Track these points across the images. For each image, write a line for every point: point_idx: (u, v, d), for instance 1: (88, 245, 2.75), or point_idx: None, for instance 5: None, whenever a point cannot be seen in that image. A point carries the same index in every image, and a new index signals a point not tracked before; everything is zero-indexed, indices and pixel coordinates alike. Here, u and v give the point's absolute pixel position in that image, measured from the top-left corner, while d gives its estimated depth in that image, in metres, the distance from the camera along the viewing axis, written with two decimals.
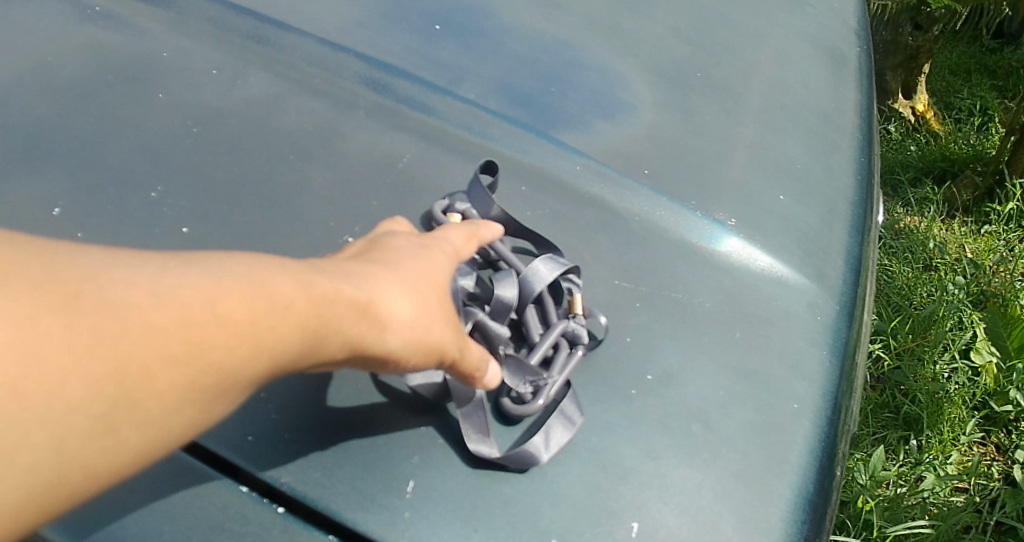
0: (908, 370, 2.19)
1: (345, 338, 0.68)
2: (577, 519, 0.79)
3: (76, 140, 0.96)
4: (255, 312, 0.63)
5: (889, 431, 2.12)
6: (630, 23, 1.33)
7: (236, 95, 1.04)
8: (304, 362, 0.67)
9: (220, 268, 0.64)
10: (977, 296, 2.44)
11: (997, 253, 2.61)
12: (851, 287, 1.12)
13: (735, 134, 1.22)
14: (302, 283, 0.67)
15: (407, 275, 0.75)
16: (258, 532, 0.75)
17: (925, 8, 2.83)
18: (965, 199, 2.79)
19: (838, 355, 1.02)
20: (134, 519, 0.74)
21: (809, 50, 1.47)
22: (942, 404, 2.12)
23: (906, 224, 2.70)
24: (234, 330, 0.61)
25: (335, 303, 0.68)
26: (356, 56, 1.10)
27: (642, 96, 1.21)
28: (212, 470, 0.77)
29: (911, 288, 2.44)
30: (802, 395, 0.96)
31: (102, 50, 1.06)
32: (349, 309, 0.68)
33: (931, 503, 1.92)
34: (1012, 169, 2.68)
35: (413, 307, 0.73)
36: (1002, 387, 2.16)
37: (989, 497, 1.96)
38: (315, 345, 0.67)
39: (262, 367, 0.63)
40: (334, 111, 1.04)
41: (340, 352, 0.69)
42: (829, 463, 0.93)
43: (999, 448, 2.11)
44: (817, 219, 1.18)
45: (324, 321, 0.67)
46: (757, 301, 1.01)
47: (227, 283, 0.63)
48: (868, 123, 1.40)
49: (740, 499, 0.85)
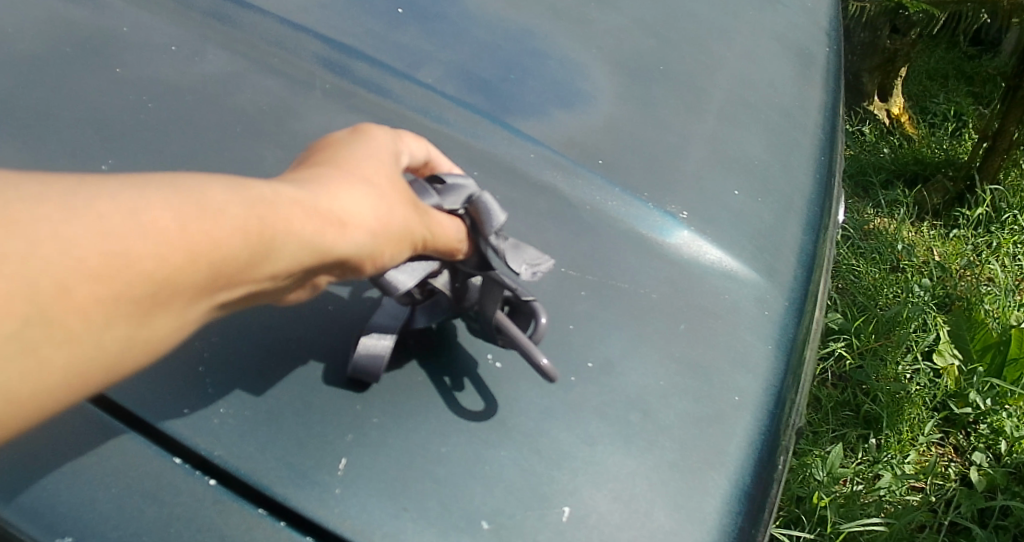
0: (870, 370, 2.23)
1: (298, 244, 0.62)
2: (509, 501, 0.80)
3: (27, 109, 0.96)
4: (186, 214, 0.55)
5: (848, 429, 2.16)
6: (597, 15, 1.34)
7: (193, 72, 1.04)
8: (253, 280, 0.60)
9: (148, 180, 0.57)
10: (943, 298, 2.48)
11: (964, 257, 2.66)
12: (800, 284, 1.15)
13: (695, 129, 1.24)
14: (239, 190, 0.59)
15: (352, 172, 0.70)
16: (190, 504, 0.75)
17: (903, 12, 2.82)
18: (935, 202, 2.84)
19: (782, 351, 1.06)
20: (65, 486, 0.75)
21: (776, 50, 1.51)
22: (902, 405, 2.16)
23: (875, 226, 2.75)
24: (173, 241, 0.54)
25: (288, 204, 0.62)
26: (316, 38, 1.10)
27: (603, 87, 1.22)
28: (148, 442, 0.78)
29: (877, 288, 2.48)
30: (743, 388, 0.99)
31: (60, 22, 1.06)
32: (300, 212, 0.62)
33: (887, 502, 1.96)
34: (982, 175, 2.71)
35: (361, 204, 0.67)
36: (962, 389, 2.19)
37: (945, 497, 2.00)
38: (264, 256, 0.59)
39: (205, 274, 0.56)
40: (291, 91, 1.05)
41: (292, 266, 0.62)
42: (766, 455, 0.96)
43: (957, 450, 2.14)
44: (771, 215, 1.21)
45: (269, 223, 0.59)
46: (704, 294, 1.04)
47: (148, 195, 0.55)
48: (828, 124, 1.44)
49: (673, 488, 0.87)
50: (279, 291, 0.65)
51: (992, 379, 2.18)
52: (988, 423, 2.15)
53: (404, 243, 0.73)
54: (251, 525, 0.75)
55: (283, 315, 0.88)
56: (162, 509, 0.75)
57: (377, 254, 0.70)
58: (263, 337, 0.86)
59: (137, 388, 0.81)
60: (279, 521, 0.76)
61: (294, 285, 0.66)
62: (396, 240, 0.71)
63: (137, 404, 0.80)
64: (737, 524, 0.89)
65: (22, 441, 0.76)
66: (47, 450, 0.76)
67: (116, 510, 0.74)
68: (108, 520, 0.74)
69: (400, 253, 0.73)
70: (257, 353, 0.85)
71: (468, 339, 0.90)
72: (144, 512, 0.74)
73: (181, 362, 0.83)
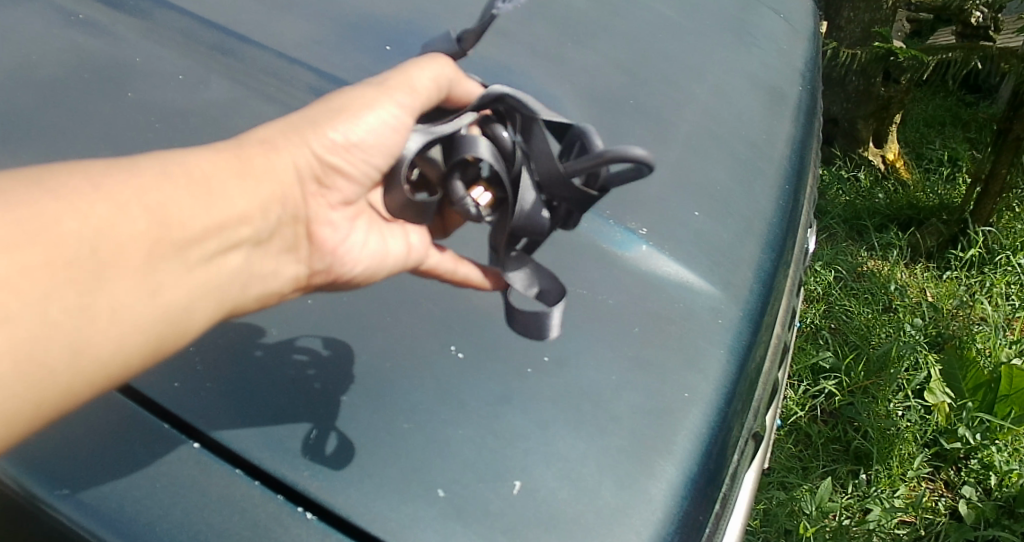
0: (861, 406, 2.30)
1: (219, 210, 0.88)
2: (464, 473, 0.91)
3: (50, 129, 1.10)
4: (110, 208, 0.79)
5: (839, 464, 2.23)
6: (572, 53, 1.45)
7: (196, 97, 1.16)
8: (200, 238, 0.85)
9: (82, 184, 0.79)
10: (935, 338, 2.55)
11: (957, 297, 2.70)
12: (755, 299, 1.25)
13: (659, 157, 1.35)
14: (153, 181, 0.83)
15: (287, 117, 1.00)
16: (175, 461, 0.91)
17: (893, 59, 2.77)
18: (929, 245, 2.91)
19: (735, 357, 1.16)
20: (73, 446, 0.92)
21: (746, 89, 1.62)
22: (893, 441, 2.22)
23: (868, 268, 2.83)
24: (96, 231, 0.77)
25: (200, 179, 0.87)
26: (310, 71, 1.22)
27: (573, 117, 1.33)
28: (143, 410, 0.95)
29: (869, 329, 2.55)
30: (694, 387, 1.08)
31: (79, 51, 1.19)
32: (208, 189, 0.88)
33: (876, 534, 2.02)
34: (976, 218, 2.80)
35: (293, 134, 0.97)
36: (951, 425, 2.26)
37: (934, 529, 2.07)
38: (196, 205, 0.86)
39: (142, 246, 0.80)
40: (284, 115, 1.16)
41: (235, 214, 0.89)
42: (713, 448, 1.06)
43: (946, 485, 2.21)
44: (731, 235, 1.30)
45: (185, 198, 0.85)
46: (659, 302, 1.13)
47: (75, 203, 0.77)
48: (792, 158, 1.54)
49: (621, 470, 0.96)
50: (250, 246, 0.91)
51: (983, 414, 2.23)
52: (978, 459, 2.21)
53: (384, 143, 1.01)
54: (229, 483, 0.90)
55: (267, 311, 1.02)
56: (151, 466, 0.91)
57: (338, 150, 0.98)
58: (248, 328, 1.01)
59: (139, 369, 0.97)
60: (254, 481, 0.91)
61: (273, 234, 0.95)
62: (362, 115, 0.98)
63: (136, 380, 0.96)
64: (684, 508, 1.00)
65: None
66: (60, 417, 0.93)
67: (113, 464, 0.91)
68: (107, 470, 0.90)
69: (378, 118, 0.99)
70: (241, 342, 1.00)
71: (437, 333, 1.02)
72: (136, 467, 0.91)
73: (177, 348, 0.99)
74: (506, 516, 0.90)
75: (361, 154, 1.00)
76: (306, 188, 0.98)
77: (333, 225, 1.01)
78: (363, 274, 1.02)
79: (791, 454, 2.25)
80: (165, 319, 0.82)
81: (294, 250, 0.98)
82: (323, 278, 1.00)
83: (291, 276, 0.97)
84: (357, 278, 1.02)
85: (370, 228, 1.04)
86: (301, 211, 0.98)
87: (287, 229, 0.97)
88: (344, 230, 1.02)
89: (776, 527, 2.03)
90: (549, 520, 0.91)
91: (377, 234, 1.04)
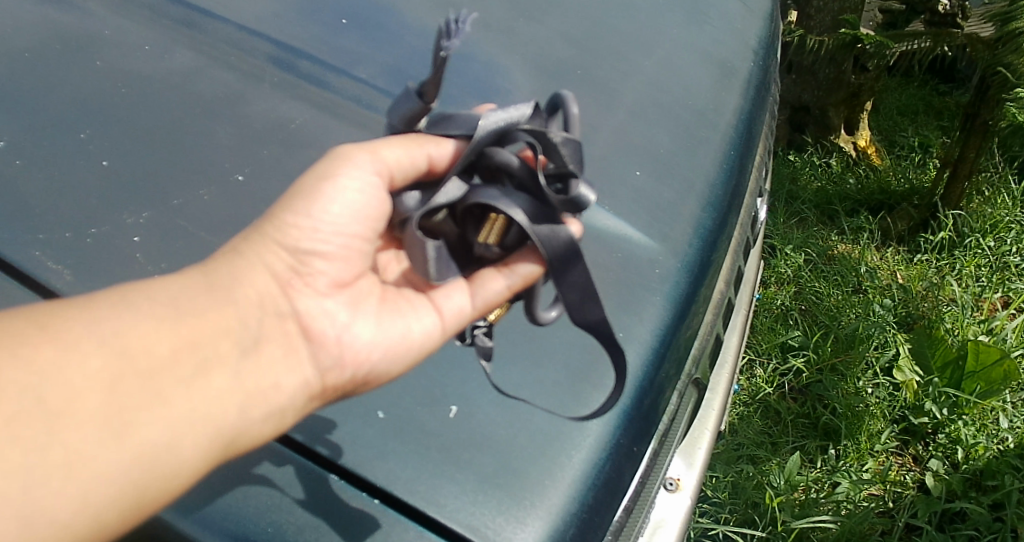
0: (828, 383, 2.32)
1: (180, 337, 0.96)
2: (403, 398, 1.07)
3: (24, 93, 1.20)
4: (58, 356, 0.90)
5: (808, 440, 2.24)
6: (523, 27, 1.53)
7: (160, 65, 1.24)
8: (158, 370, 0.93)
9: (40, 339, 0.90)
10: (904, 318, 2.55)
11: (926, 279, 2.69)
12: (693, 252, 1.33)
13: (604, 121, 1.43)
14: (104, 324, 0.93)
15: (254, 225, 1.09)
16: None
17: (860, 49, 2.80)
18: (901, 229, 2.91)
19: (675, 303, 1.25)
20: None
21: (697, 59, 1.66)
22: (860, 416, 2.23)
23: (839, 252, 2.83)
24: (47, 385, 0.88)
25: (157, 311, 0.96)
26: (268, 41, 1.31)
27: (520, 84, 1.43)
28: None
29: (839, 309, 2.54)
30: (629, 328, 1.20)
31: (51, 22, 1.28)
32: (165, 318, 0.96)
33: (844, 505, 2.05)
34: (945, 201, 2.79)
35: (262, 241, 1.06)
36: (919, 401, 2.27)
37: (902, 503, 2.09)
38: (159, 333, 0.95)
39: (98, 392, 0.89)
40: (242, 82, 1.25)
41: (197, 340, 0.97)
42: (648, 386, 1.17)
43: (915, 460, 2.22)
44: (671, 194, 1.39)
45: (143, 332, 0.94)
46: (599, 251, 1.25)
47: (28, 356, 0.89)
48: (742, 126, 1.59)
49: (555, 400, 1.09)
50: (226, 366, 0.98)
51: (949, 390, 2.26)
52: (946, 434, 2.22)
53: (369, 225, 1.10)
54: None
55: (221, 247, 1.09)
56: None
57: (312, 241, 1.07)
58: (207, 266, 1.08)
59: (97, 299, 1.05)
60: None
61: (265, 342, 1.03)
62: (329, 195, 1.07)
63: None
64: (615, 438, 1.11)
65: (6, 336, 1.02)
66: None
67: None
68: None
69: (347, 195, 1.07)
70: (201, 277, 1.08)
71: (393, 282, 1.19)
72: None
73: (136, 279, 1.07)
74: (441, 434, 1.04)
75: (337, 237, 1.08)
76: (287, 293, 1.06)
77: (332, 322, 1.08)
78: (376, 362, 1.07)
79: (761, 430, 2.25)
80: (144, 457, 0.89)
81: (300, 356, 1.04)
82: (334, 378, 1.05)
83: (299, 381, 1.03)
84: (373, 375, 1.07)
85: (375, 317, 1.11)
86: (291, 317, 1.06)
87: (277, 344, 1.04)
88: (346, 325, 1.09)
89: (744, 500, 2.05)
90: (481, 440, 1.04)
91: (385, 320, 1.11)
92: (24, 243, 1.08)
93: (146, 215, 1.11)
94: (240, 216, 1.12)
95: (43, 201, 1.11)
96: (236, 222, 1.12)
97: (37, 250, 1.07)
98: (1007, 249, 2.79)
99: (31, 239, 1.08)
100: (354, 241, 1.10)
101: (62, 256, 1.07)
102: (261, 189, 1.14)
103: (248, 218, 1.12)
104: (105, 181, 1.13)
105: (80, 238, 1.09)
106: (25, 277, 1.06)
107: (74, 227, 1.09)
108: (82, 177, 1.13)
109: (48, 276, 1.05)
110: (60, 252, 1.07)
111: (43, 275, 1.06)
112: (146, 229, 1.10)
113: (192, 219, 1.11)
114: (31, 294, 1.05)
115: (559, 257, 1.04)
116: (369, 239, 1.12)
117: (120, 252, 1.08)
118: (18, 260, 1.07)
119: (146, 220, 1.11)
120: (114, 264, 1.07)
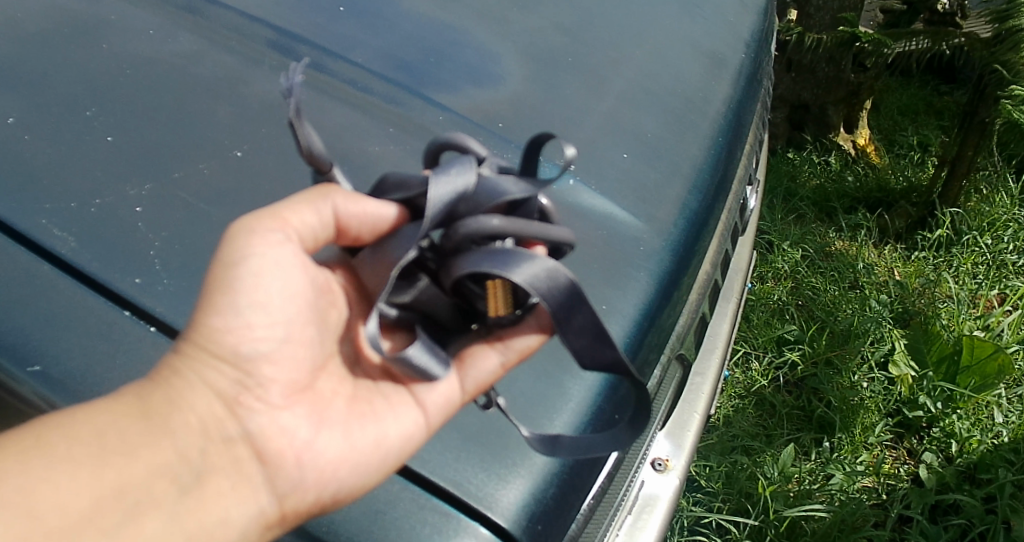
0: (824, 377, 2.32)
1: (100, 483, 0.94)
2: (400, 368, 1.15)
3: (35, 73, 1.28)
4: None
5: (803, 433, 2.25)
6: (516, 16, 1.58)
7: (165, 49, 1.33)
8: (73, 525, 0.91)
9: None
10: (901, 314, 2.56)
11: (924, 276, 2.71)
12: (678, 231, 1.37)
13: (593, 106, 1.48)
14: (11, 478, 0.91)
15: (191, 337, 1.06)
16: (133, 343, 1.06)
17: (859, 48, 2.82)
18: (898, 227, 2.94)
19: (658, 280, 1.30)
20: (41, 330, 1.06)
21: (686, 49, 1.70)
22: (855, 409, 2.25)
23: (836, 248, 2.84)
24: None
25: (70, 455, 0.94)
26: (269, 27, 1.41)
27: (511, 69, 1.48)
28: (104, 299, 1.08)
29: (835, 305, 2.56)
30: (612, 301, 1.24)
31: (63, 10, 1.37)
32: (82, 464, 0.94)
33: (839, 496, 2.05)
34: (942, 200, 2.83)
35: (203, 357, 1.03)
36: (913, 395, 2.29)
37: (897, 494, 2.08)
38: (76, 482, 0.93)
39: None
40: (243, 65, 1.33)
41: (120, 485, 0.95)
42: (630, 357, 1.22)
43: (910, 453, 2.23)
44: (657, 176, 1.43)
45: (57, 484, 0.92)
46: (582, 227, 1.31)
47: None
48: (731, 113, 1.62)
49: (538, 365, 1.16)
50: (156, 508, 0.95)
51: (945, 384, 2.28)
52: (940, 427, 2.23)
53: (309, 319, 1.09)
54: None
55: (218, 216, 1.15)
56: (110, 343, 1.06)
57: (253, 342, 1.04)
58: (204, 232, 1.14)
59: (100, 262, 1.11)
60: None
61: (210, 475, 1.00)
62: (267, 297, 1.04)
63: (97, 272, 1.10)
64: (598, 404, 1.15)
65: (11, 297, 1.08)
66: (32, 301, 1.08)
67: (78, 342, 1.05)
68: (73, 351, 1.05)
69: (278, 289, 1.05)
70: (198, 242, 1.13)
71: None
72: (97, 348, 1.05)
73: (137, 245, 1.13)
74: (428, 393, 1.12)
75: (283, 348, 1.06)
76: (233, 414, 1.04)
77: (291, 439, 1.05)
78: (340, 470, 1.04)
79: (755, 423, 2.26)
80: None
81: (253, 483, 1.02)
82: (294, 502, 1.03)
83: (251, 512, 1.01)
84: (342, 492, 1.03)
85: (344, 427, 1.08)
86: (241, 439, 1.03)
87: (220, 472, 1.01)
88: (307, 439, 1.06)
89: (737, 490, 2.05)
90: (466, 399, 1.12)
91: (354, 428, 1.08)
92: (31, 211, 1.15)
93: (148, 187, 1.17)
94: (237, 189, 1.18)
95: (49, 172, 1.18)
96: (233, 193, 1.17)
97: (43, 218, 1.14)
98: (1005, 247, 2.80)
99: (38, 207, 1.15)
100: (295, 339, 1.07)
101: (66, 224, 1.13)
102: (258, 163, 1.21)
103: (244, 190, 1.18)
104: (111, 155, 1.20)
105: (86, 207, 1.15)
106: (32, 242, 1.12)
107: (79, 197, 1.16)
108: (88, 151, 1.20)
109: (54, 242, 1.12)
110: (63, 220, 1.14)
111: (49, 241, 1.12)
112: (147, 198, 1.16)
113: (192, 191, 1.17)
114: (38, 258, 1.11)
115: (562, 306, 1.04)
116: (310, 323, 1.09)
117: (123, 220, 1.14)
118: (26, 226, 1.13)
119: (148, 191, 1.17)
120: (116, 231, 1.14)
